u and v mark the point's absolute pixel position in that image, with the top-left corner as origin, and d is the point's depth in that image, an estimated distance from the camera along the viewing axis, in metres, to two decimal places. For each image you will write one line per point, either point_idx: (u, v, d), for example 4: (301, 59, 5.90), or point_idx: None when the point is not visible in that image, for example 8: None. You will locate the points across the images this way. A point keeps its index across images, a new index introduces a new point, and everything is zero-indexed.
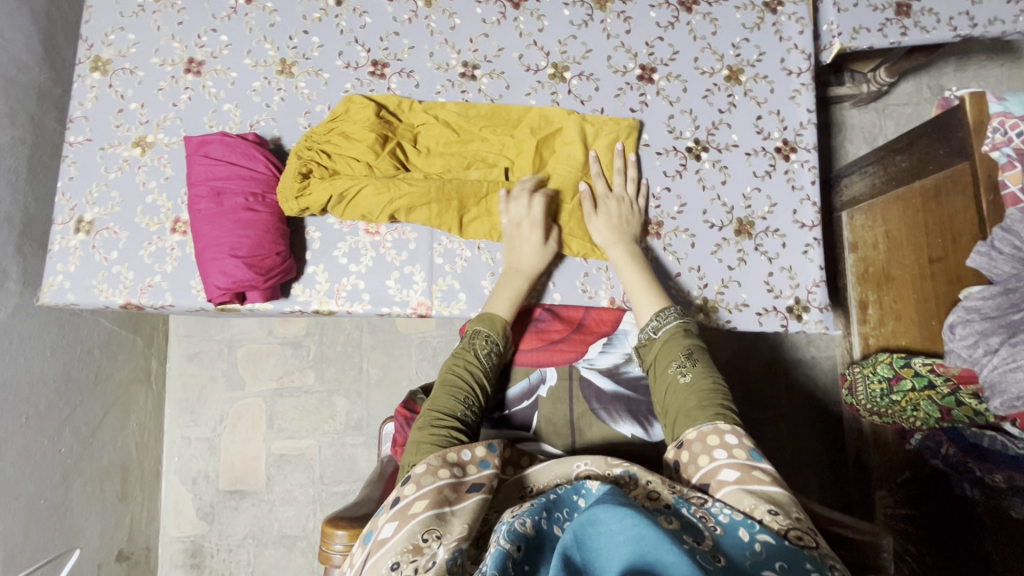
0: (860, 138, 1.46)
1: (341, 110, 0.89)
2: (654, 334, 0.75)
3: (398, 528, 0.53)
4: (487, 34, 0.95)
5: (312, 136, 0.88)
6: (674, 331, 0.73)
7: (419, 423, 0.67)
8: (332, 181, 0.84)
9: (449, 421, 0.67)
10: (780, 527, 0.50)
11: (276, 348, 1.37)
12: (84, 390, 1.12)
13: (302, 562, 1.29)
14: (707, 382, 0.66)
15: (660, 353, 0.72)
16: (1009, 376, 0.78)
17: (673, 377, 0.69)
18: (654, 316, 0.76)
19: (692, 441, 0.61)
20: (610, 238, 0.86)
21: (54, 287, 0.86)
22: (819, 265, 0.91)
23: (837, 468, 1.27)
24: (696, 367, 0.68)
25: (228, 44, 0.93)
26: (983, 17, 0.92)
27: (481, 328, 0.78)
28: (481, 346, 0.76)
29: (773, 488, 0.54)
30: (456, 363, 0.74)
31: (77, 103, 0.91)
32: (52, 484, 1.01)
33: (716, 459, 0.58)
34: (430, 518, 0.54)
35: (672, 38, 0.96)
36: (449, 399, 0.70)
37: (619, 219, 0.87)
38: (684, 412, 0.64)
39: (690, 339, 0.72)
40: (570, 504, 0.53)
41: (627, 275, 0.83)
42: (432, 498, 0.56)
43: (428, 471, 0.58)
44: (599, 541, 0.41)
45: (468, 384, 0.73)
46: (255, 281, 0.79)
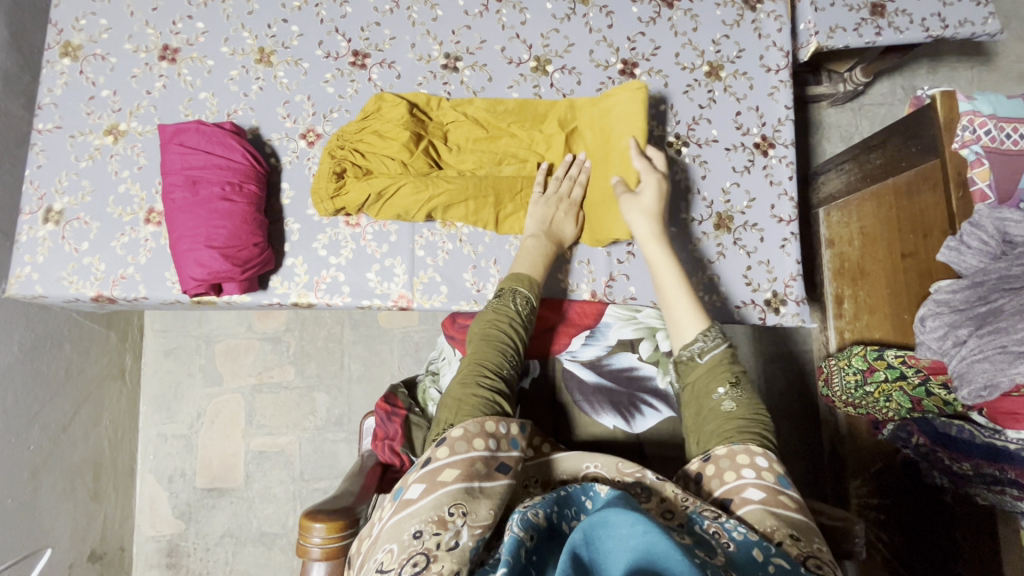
0: (836, 137, 1.49)
1: (371, 107, 0.88)
2: (699, 356, 0.67)
3: (427, 492, 0.53)
4: (470, 26, 0.94)
5: (343, 134, 0.88)
6: (722, 356, 0.67)
7: (464, 377, 0.65)
8: (369, 181, 0.84)
9: (495, 379, 0.65)
10: (798, 552, 0.49)
11: (255, 343, 1.35)
12: (54, 386, 1.09)
13: (280, 560, 1.27)
14: (752, 414, 0.63)
15: (704, 376, 0.66)
16: (975, 366, 0.80)
17: (716, 403, 0.64)
18: (701, 335, 0.68)
19: (721, 458, 0.59)
20: (652, 233, 0.78)
21: (22, 278, 0.84)
22: (795, 259, 0.92)
23: (815, 460, 1.29)
24: (742, 397, 0.64)
25: (204, 31, 0.91)
26: (954, 18, 0.95)
27: (519, 286, 0.76)
28: (521, 303, 0.74)
29: (796, 514, 0.54)
30: (498, 318, 0.71)
31: (45, 89, 0.89)
32: (20, 481, 0.98)
33: (743, 477, 0.57)
34: (459, 492, 0.53)
35: (654, 33, 0.97)
36: (495, 355, 0.68)
37: (654, 207, 0.80)
38: (719, 435, 0.62)
39: (737, 364, 0.67)
40: (578, 503, 0.53)
41: (665, 276, 0.75)
42: (463, 469, 0.55)
43: (464, 438, 0.57)
44: (608, 543, 0.41)
45: (511, 341, 0.70)
46: (232, 272, 0.78)
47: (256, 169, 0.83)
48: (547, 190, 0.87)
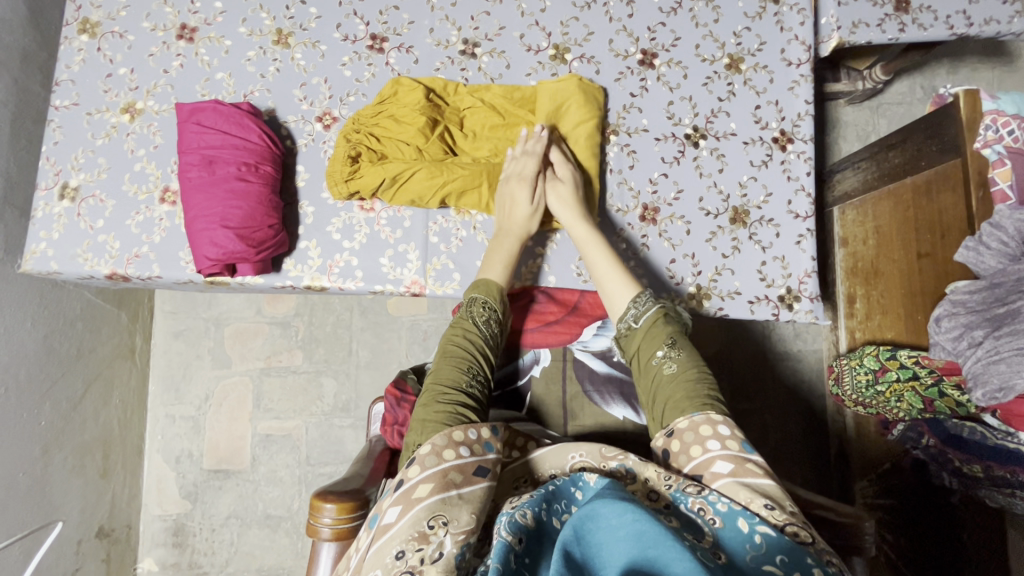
0: (853, 135, 1.47)
1: (388, 92, 0.88)
2: (635, 324, 0.72)
3: (403, 512, 0.52)
4: (489, 12, 0.93)
5: (360, 118, 0.88)
6: (655, 319, 0.71)
7: (424, 398, 0.65)
8: (384, 165, 0.83)
9: (454, 394, 0.65)
10: (776, 520, 0.48)
11: (264, 327, 1.35)
12: (66, 364, 1.09)
13: (286, 542, 1.28)
14: (692, 371, 0.64)
15: (642, 343, 0.70)
16: (991, 367, 0.79)
17: (658, 368, 0.67)
18: (632, 303, 0.73)
19: (684, 431, 0.59)
20: (573, 214, 0.84)
21: (37, 254, 0.84)
22: (811, 256, 0.91)
23: (819, 462, 1.28)
24: (681, 357, 0.66)
25: (222, 11, 0.90)
26: (980, 16, 0.93)
27: (475, 296, 0.76)
28: (478, 313, 0.74)
29: (766, 481, 0.53)
30: (455, 334, 0.72)
31: (64, 65, 0.89)
32: (31, 457, 0.99)
33: (709, 449, 0.56)
34: (436, 503, 0.53)
35: (674, 24, 0.96)
36: (452, 371, 0.68)
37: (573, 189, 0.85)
38: (672, 403, 0.63)
39: (673, 326, 0.70)
40: (568, 496, 0.53)
41: (593, 255, 0.81)
42: (436, 482, 0.54)
43: (433, 453, 0.57)
44: (599, 536, 0.41)
45: (470, 352, 0.71)
46: (247, 253, 0.78)
47: (272, 149, 0.83)
48: (509, 172, 0.86)
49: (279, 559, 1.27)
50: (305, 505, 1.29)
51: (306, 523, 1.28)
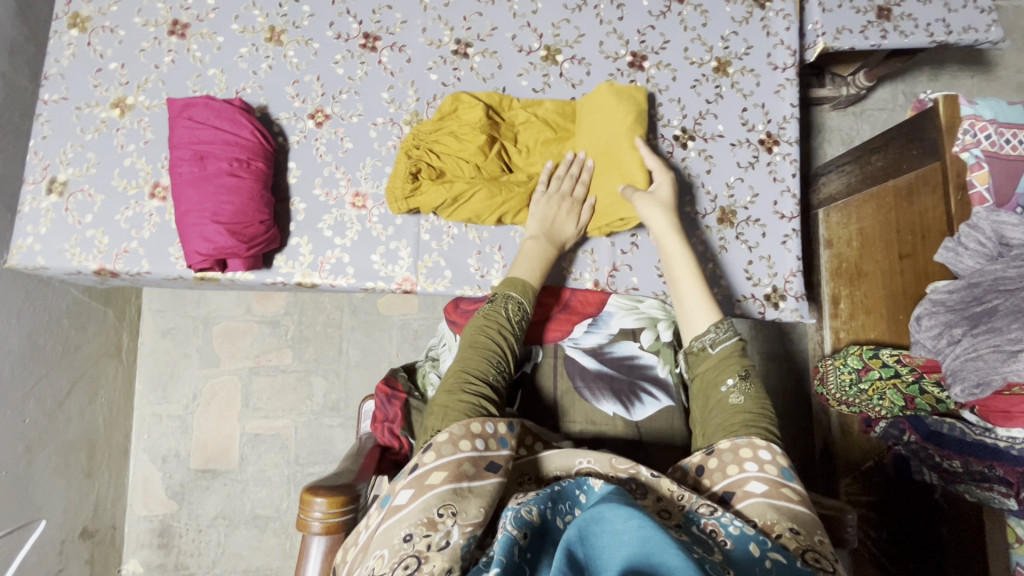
0: (837, 140, 1.51)
1: (448, 108, 0.89)
2: (710, 347, 0.70)
3: (414, 496, 0.53)
4: (481, 13, 0.94)
5: (419, 134, 0.88)
6: (732, 349, 0.69)
7: (447, 384, 0.66)
8: (446, 184, 0.84)
9: (479, 386, 0.65)
10: (797, 546, 0.50)
11: (253, 326, 1.34)
12: (51, 361, 1.08)
13: (273, 542, 1.27)
14: (759, 407, 0.64)
15: (715, 367, 0.68)
16: (969, 363, 0.82)
17: (724, 394, 0.66)
18: (714, 327, 0.70)
19: (723, 451, 0.60)
20: (667, 224, 0.80)
21: (24, 249, 0.83)
22: (796, 256, 0.93)
23: (805, 457, 1.32)
24: (750, 391, 0.65)
25: (214, 8, 0.91)
26: (959, 24, 0.96)
27: (511, 291, 0.76)
28: (512, 310, 0.74)
29: (800, 507, 0.54)
30: (488, 326, 0.72)
31: (52, 60, 0.88)
32: (14, 456, 0.98)
33: (745, 470, 0.58)
34: (447, 493, 0.53)
35: (663, 27, 0.97)
36: (480, 363, 0.68)
37: (669, 201, 0.83)
38: (725, 427, 0.63)
39: (748, 359, 0.68)
40: (572, 497, 0.53)
41: (678, 267, 0.78)
42: (450, 471, 0.55)
43: (449, 441, 0.57)
44: (603, 539, 0.42)
45: (499, 347, 0.71)
46: (237, 249, 0.78)
47: (264, 146, 0.83)
48: (550, 188, 0.87)
49: (267, 560, 1.26)
50: (293, 505, 1.28)
51: (294, 523, 1.27)
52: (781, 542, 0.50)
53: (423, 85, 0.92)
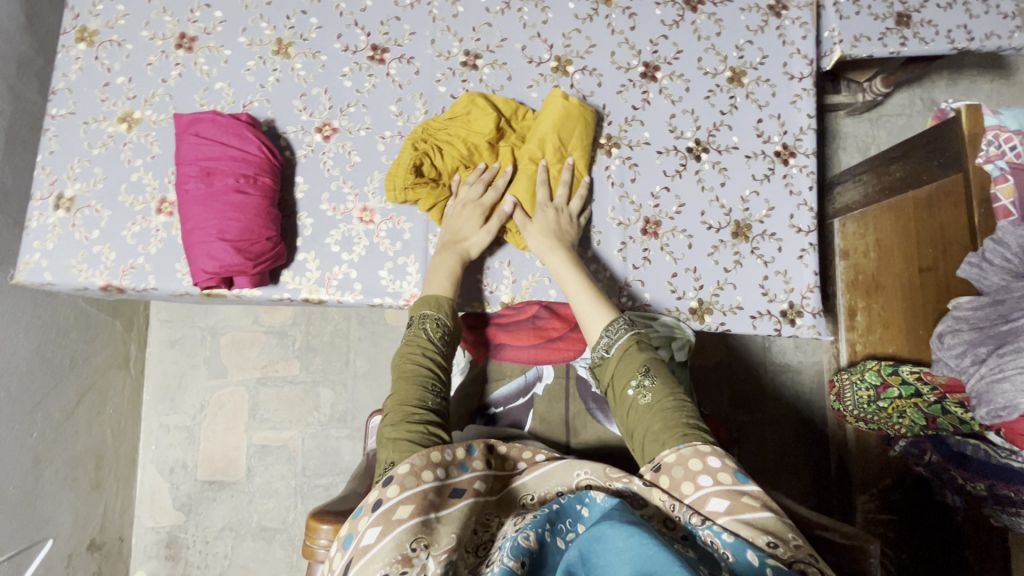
0: (853, 147, 1.48)
1: (462, 110, 0.87)
2: (607, 353, 0.71)
3: (383, 534, 0.50)
4: (491, 24, 0.93)
5: (429, 128, 0.87)
6: (627, 346, 0.70)
7: (391, 420, 0.63)
8: (438, 188, 0.85)
9: (422, 413, 0.63)
10: (786, 556, 0.46)
11: (261, 336, 1.34)
12: (58, 374, 1.07)
13: (280, 555, 1.26)
14: (669, 401, 0.64)
15: (616, 373, 0.69)
16: (995, 386, 0.78)
17: (632, 398, 0.66)
18: (604, 332, 0.72)
19: (672, 466, 0.57)
20: (546, 245, 0.82)
21: (31, 265, 0.82)
22: (813, 271, 0.91)
23: (820, 475, 1.26)
24: (655, 385, 0.65)
25: (222, 20, 0.90)
26: (981, 31, 0.94)
27: (425, 312, 0.74)
28: (431, 329, 0.73)
29: (764, 513, 0.51)
30: (412, 351, 0.70)
31: (60, 74, 0.87)
32: (23, 469, 0.97)
33: (702, 486, 0.54)
34: (417, 526, 0.51)
35: (676, 37, 0.95)
36: (417, 390, 0.66)
37: (554, 223, 0.84)
38: (650, 436, 0.62)
39: (646, 352, 0.69)
40: (573, 514, 0.51)
41: (568, 282, 0.79)
42: (416, 504, 0.53)
43: (412, 473, 0.55)
44: (604, 558, 0.40)
45: (431, 368, 0.69)
46: (243, 266, 0.77)
47: (272, 162, 0.82)
48: (459, 197, 0.85)
49: (274, 573, 1.26)
50: (300, 517, 1.28)
51: (301, 535, 1.27)
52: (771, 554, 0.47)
53: (432, 98, 0.91)
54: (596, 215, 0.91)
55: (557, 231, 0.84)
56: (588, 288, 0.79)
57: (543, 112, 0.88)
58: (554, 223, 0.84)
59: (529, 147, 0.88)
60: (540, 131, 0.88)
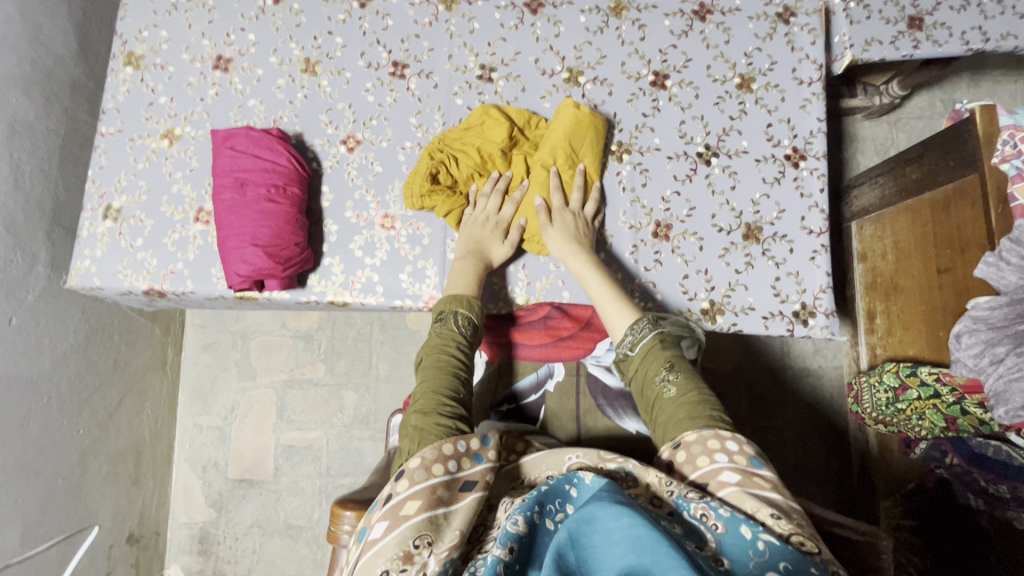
0: (871, 150, 1.47)
1: (476, 121, 0.91)
2: (632, 349, 0.73)
3: (389, 529, 0.53)
4: (505, 39, 0.97)
5: (445, 138, 0.91)
6: (652, 344, 0.72)
7: (421, 407, 0.65)
8: (454, 197, 0.89)
9: (452, 403, 0.66)
10: (783, 530, 0.50)
11: (288, 340, 1.40)
12: (103, 374, 1.14)
13: (305, 552, 1.31)
14: (693, 394, 0.65)
15: (641, 368, 0.71)
16: (1012, 385, 0.79)
17: (658, 392, 0.68)
18: (628, 330, 0.74)
19: (691, 444, 0.59)
20: (567, 247, 0.85)
21: (81, 271, 0.89)
22: (826, 272, 0.92)
23: (844, 479, 1.28)
24: (680, 379, 0.67)
25: (255, 43, 0.96)
26: (996, 32, 0.94)
27: (458, 308, 0.77)
28: (462, 323, 0.76)
29: (772, 494, 0.54)
30: (445, 343, 0.73)
31: (109, 95, 0.95)
32: (70, 463, 1.04)
33: (716, 461, 0.57)
34: (422, 522, 0.54)
35: (686, 46, 0.98)
36: (448, 381, 0.69)
37: (573, 227, 0.87)
38: (675, 424, 0.63)
39: (670, 349, 0.71)
40: (562, 494, 0.54)
41: (591, 285, 0.82)
42: (424, 499, 0.55)
43: (422, 467, 0.57)
44: (594, 538, 0.43)
45: (461, 362, 0.72)
46: (273, 270, 0.82)
47: (299, 172, 0.87)
48: (477, 208, 0.89)
49: (300, 569, 1.30)
50: (324, 515, 1.32)
51: (325, 533, 1.31)
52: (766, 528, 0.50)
53: (449, 110, 0.95)
54: (608, 220, 0.94)
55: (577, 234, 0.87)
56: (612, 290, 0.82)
57: (557, 119, 0.92)
58: (574, 227, 0.87)
59: (543, 154, 0.91)
60: (555, 137, 0.91)
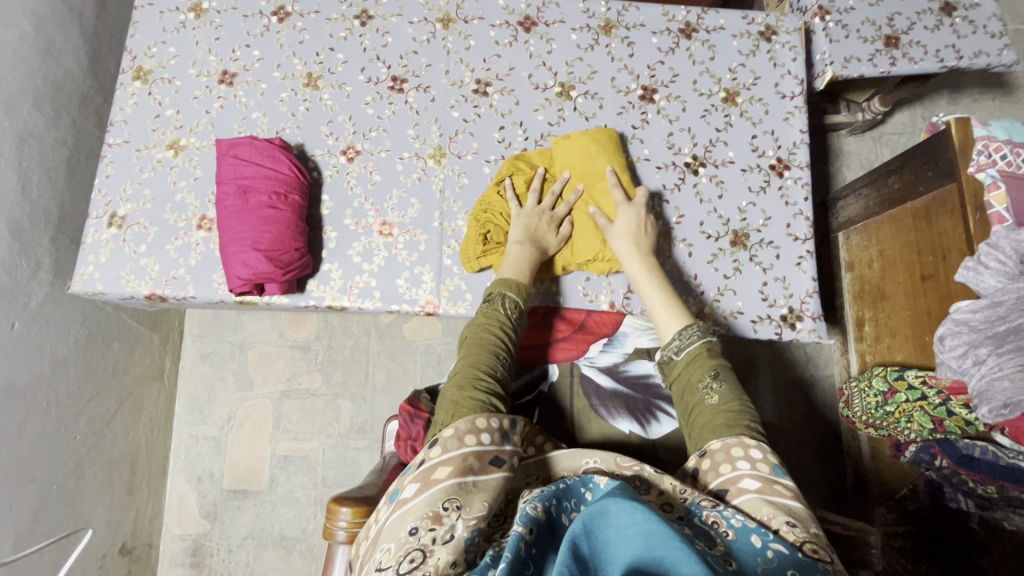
0: (856, 164, 1.51)
1: (508, 170, 0.91)
2: (677, 354, 0.74)
3: (420, 491, 0.55)
4: (500, 55, 1.02)
5: (485, 199, 0.91)
6: (698, 351, 0.72)
7: (459, 379, 0.67)
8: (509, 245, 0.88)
9: (488, 379, 0.68)
10: (795, 538, 0.50)
11: (286, 350, 1.41)
12: (101, 382, 1.15)
13: (299, 564, 1.30)
14: (734, 403, 0.66)
15: (684, 374, 0.72)
16: (995, 384, 0.80)
17: (699, 399, 0.69)
18: (676, 336, 0.75)
19: (716, 451, 0.62)
20: (628, 249, 0.85)
21: (85, 276, 0.91)
22: (811, 277, 0.95)
23: (836, 488, 1.30)
24: (722, 389, 0.68)
25: (259, 58, 1.00)
26: (968, 50, 0.99)
27: (506, 290, 0.79)
28: (509, 307, 0.77)
29: (794, 502, 0.55)
30: (490, 323, 0.75)
31: (118, 108, 0.98)
32: (66, 470, 1.04)
33: (738, 469, 0.59)
34: (452, 487, 0.55)
35: (672, 62, 1.03)
36: (488, 358, 0.71)
37: (633, 226, 0.86)
38: (709, 429, 0.65)
39: (716, 358, 0.71)
40: (578, 495, 0.54)
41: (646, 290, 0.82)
42: (456, 466, 0.57)
43: (455, 437, 0.59)
44: (608, 532, 0.43)
45: (502, 343, 0.74)
46: (274, 274, 0.84)
47: (300, 181, 0.91)
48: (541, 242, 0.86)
49: None
50: (319, 527, 1.32)
51: (320, 544, 1.30)
52: (778, 535, 0.51)
53: (446, 122, 0.99)
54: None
55: (636, 231, 0.86)
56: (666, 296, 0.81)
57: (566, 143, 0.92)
58: (634, 222, 0.86)
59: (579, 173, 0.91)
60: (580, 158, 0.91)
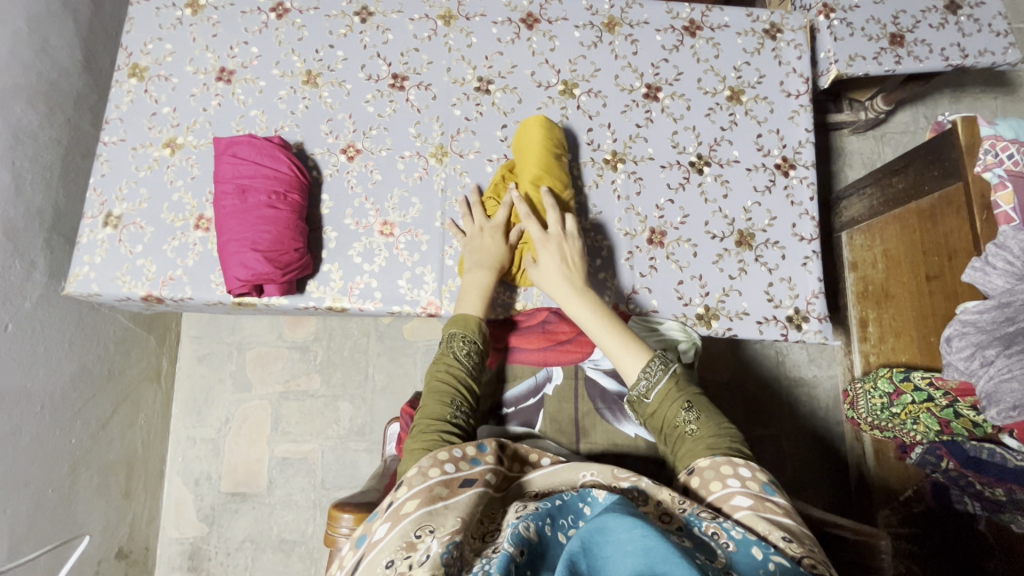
0: (858, 163, 1.51)
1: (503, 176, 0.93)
2: (647, 395, 0.72)
3: (391, 529, 0.54)
4: (502, 52, 1.00)
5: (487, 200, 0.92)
6: (667, 387, 0.71)
7: (414, 430, 0.69)
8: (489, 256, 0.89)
9: (440, 425, 0.68)
10: (795, 552, 0.49)
11: (284, 351, 1.39)
12: (97, 384, 1.14)
13: (299, 568, 1.28)
14: (714, 428, 0.66)
15: (659, 413, 0.70)
16: (1004, 386, 0.80)
17: (680, 432, 0.68)
18: (641, 376, 0.72)
19: (705, 469, 0.61)
20: (564, 292, 0.81)
21: (80, 277, 0.89)
22: (817, 277, 0.94)
23: (840, 489, 1.28)
24: (700, 416, 0.68)
25: (258, 55, 0.99)
26: (974, 48, 0.98)
27: (454, 330, 0.78)
28: (458, 347, 0.77)
29: (785, 518, 0.54)
30: (440, 369, 0.75)
31: (113, 106, 0.97)
32: (61, 474, 1.03)
33: (728, 486, 0.58)
34: (422, 516, 0.54)
35: (677, 60, 1.01)
36: (440, 403, 0.71)
37: (559, 264, 0.83)
38: (693, 454, 0.65)
39: (685, 387, 0.71)
40: (575, 511, 0.53)
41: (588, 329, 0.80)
42: (422, 497, 0.56)
43: (418, 473, 0.58)
44: (606, 549, 0.42)
45: (455, 385, 0.73)
46: (274, 274, 0.83)
47: (300, 180, 0.89)
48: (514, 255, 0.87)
49: None
50: (319, 530, 1.30)
51: (320, 547, 1.29)
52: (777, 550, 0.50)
53: (448, 120, 0.98)
54: (607, 226, 0.95)
55: (563, 272, 0.82)
56: (611, 331, 0.78)
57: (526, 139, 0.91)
58: (558, 260, 0.83)
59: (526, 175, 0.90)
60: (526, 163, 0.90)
